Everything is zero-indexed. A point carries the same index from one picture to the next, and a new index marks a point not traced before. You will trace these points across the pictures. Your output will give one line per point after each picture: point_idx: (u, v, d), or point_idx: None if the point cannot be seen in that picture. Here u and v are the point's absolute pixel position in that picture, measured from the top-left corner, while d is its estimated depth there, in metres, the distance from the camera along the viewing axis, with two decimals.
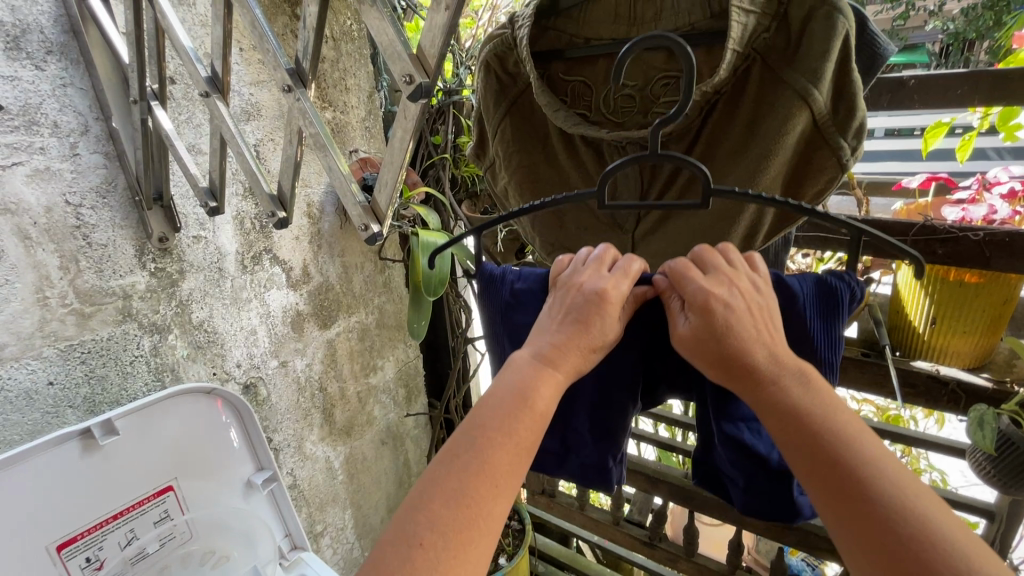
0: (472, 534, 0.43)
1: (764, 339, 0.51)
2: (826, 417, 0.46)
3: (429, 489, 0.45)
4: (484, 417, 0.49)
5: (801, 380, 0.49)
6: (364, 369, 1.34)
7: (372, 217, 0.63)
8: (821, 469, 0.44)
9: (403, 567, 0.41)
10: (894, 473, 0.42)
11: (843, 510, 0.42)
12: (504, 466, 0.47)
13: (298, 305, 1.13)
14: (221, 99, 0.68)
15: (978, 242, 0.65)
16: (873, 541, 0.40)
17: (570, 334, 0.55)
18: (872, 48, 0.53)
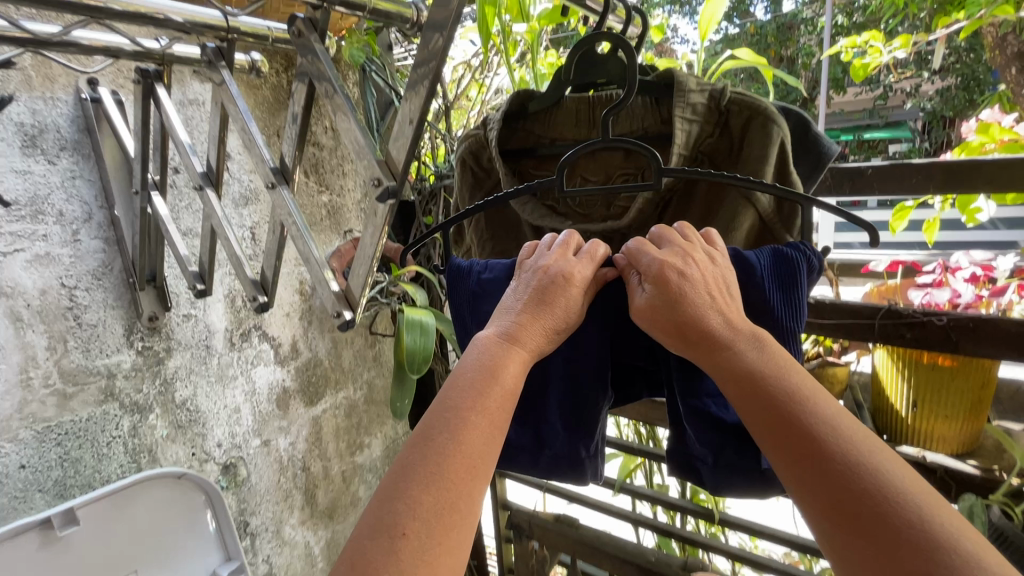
0: (453, 518, 0.42)
1: (723, 306, 0.51)
2: (784, 378, 0.46)
3: (403, 477, 0.43)
4: (455, 398, 0.47)
5: (758, 342, 0.48)
6: (350, 448, 1.31)
7: (345, 304, 0.64)
8: (777, 429, 0.44)
9: (387, 560, 0.39)
10: (849, 431, 0.42)
11: (799, 469, 0.42)
12: (479, 446, 0.45)
13: (284, 382, 1.13)
14: (213, 191, 0.73)
15: (944, 327, 0.65)
16: (826, 496, 0.40)
17: (534, 311, 0.54)
18: (818, 149, 0.57)
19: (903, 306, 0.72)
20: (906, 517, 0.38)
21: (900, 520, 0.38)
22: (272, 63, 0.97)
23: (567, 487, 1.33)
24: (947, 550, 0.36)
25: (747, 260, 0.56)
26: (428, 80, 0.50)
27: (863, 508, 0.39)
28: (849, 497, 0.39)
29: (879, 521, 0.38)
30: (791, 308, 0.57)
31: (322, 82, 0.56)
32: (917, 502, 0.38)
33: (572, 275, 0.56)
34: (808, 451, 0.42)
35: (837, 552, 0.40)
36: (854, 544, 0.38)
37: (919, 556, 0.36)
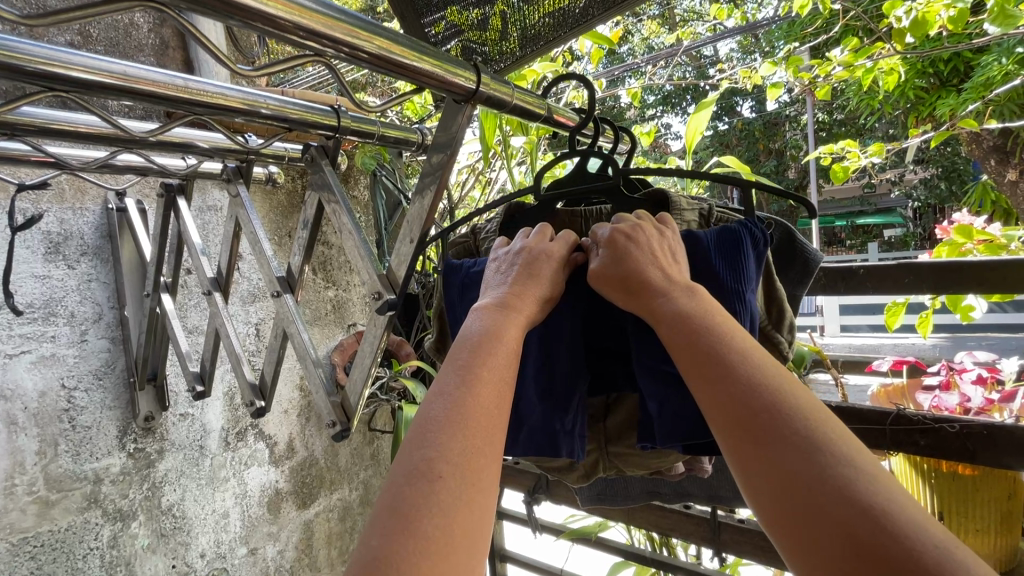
0: (483, 459, 0.32)
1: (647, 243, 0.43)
2: (697, 303, 0.37)
3: (423, 423, 0.33)
4: (464, 354, 0.37)
5: (683, 280, 0.40)
6: (342, 556, 1.23)
7: (340, 415, 0.63)
8: (675, 348, 0.36)
9: (426, 503, 0.29)
10: (762, 352, 0.34)
11: (700, 392, 0.33)
12: (498, 387, 0.36)
13: (277, 484, 1.09)
14: (221, 295, 0.76)
15: (957, 435, 0.57)
16: (720, 415, 0.32)
17: (527, 284, 0.44)
18: (804, 255, 0.61)
19: (912, 410, 0.62)
20: (810, 433, 0.29)
21: (802, 435, 0.29)
22: (289, 173, 1.04)
23: None
24: (848, 465, 0.28)
25: (695, 237, 0.48)
26: (432, 190, 0.53)
27: (763, 426, 0.30)
28: (743, 412, 0.31)
29: (786, 444, 0.29)
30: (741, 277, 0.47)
31: (330, 196, 0.60)
32: (825, 419, 0.30)
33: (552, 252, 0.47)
34: (711, 371, 0.33)
35: (742, 485, 0.31)
36: (752, 471, 0.30)
37: (816, 473, 0.28)
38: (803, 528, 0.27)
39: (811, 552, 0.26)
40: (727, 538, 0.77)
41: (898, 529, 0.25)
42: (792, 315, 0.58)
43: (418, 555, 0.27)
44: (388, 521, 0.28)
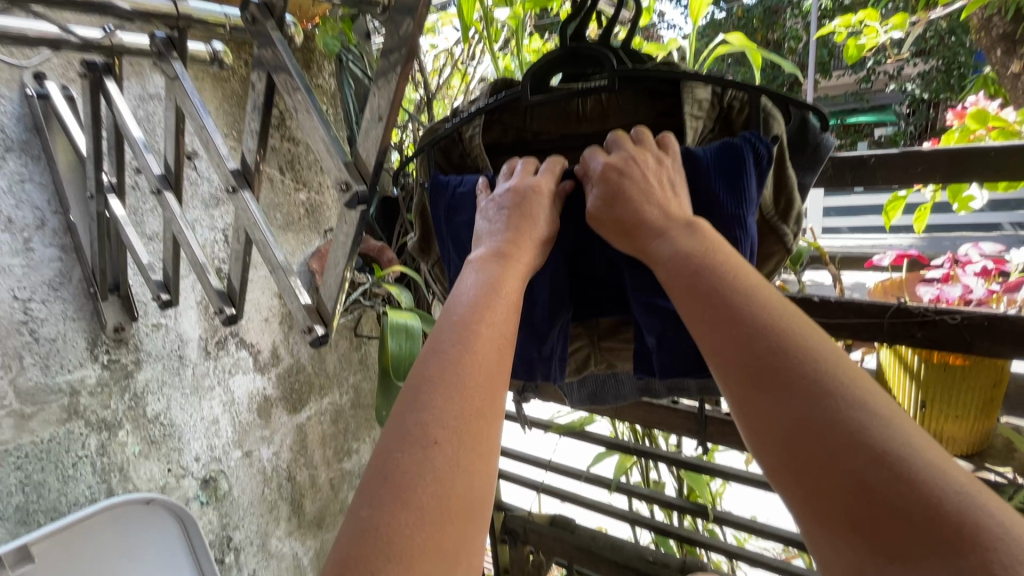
0: (483, 421, 0.37)
1: (648, 186, 0.47)
2: (700, 247, 0.42)
3: (418, 388, 0.38)
4: (460, 310, 0.43)
5: (684, 220, 0.45)
6: (338, 455, 1.27)
7: (317, 319, 0.59)
8: (689, 299, 0.41)
9: (420, 473, 0.33)
10: (774, 301, 0.39)
11: (713, 342, 0.39)
12: (495, 346, 0.41)
13: (265, 390, 1.08)
14: (173, 195, 0.68)
15: (957, 327, 0.55)
16: (731, 361, 0.37)
17: (516, 232, 0.50)
18: (813, 140, 0.55)
19: (912, 304, 0.60)
20: (816, 377, 0.34)
21: (810, 379, 0.34)
22: (236, 54, 0.90)
23: (561, 489, 1.29)
24: (853, 405, 0.33)
25: (692, 156, 0.49)
26: (400, 68, 0.44)
27: (772, 372, 0.35)
28: (752, 359, 0.36)
29: (798, 389, 0.34)
30: (739, 197, 0.48)
31: (284, 74, 0.51)
32: (834, 365, 0.35)
33: (541, 187, 0.52)
34: (723, 323, 0.38)
35: (758, 427, 0.36)
36: (759, 411, 0.35)
37: (827, 417, 0.33)
38: (803, 455, 0.33)
39: (822, 483, 0.32)
40: (712, 431, 0.79)
41: (896, 455, 0.30)
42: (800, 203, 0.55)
43: (413, 521, 0.32)
44: (381, 487, 0.33)
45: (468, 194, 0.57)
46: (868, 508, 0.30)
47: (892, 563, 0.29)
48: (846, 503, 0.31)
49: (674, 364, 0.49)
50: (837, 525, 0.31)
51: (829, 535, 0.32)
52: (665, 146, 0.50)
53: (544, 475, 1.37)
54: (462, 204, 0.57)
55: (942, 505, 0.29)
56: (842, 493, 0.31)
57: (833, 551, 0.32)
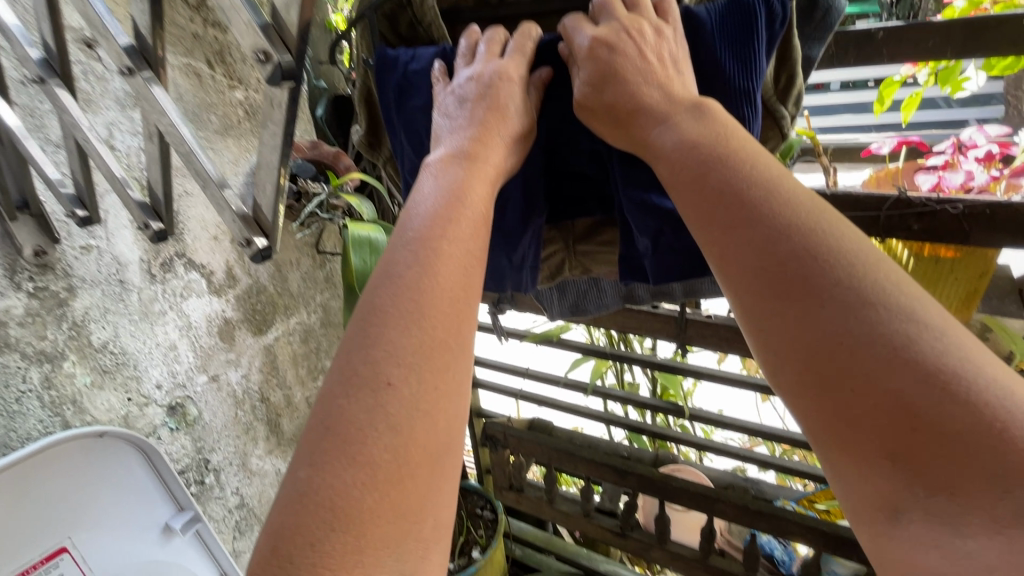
0: (447, 354, 0.34)
1: (647, 67, 0.42)
2: (711, 133, 0.38)
3: (373, 316, 0.34)
4: (415, 225, 0.38)
5: (689, 102, 0.41)
6: (311, 373, 1.25)
7: (256, 230, 0.54)
8: (705, 203, 0.37)
9: (368, 424, 0.30)
10: (802, 199, 0.35)
11: (731, 251, 0.35)
12: (461, 266, 0.36)
13: (224, 313, 1.01)
14: (62, 86, 0.56)
15: (956, 217, 0.52)
16: (752, 272, 0.34)
17: (481, 128, 0.43)
18: (825, 4, 0.48)
19: (911, 193, 0.57)
20: (853, 286, 0.31)
21: (847, 287, 0.31)
22: None
23: (538, 394, 1.32)
24: (899, 316, 0.30)
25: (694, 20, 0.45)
26: None
27: (801, 282, 0.32)
28: (777, 268, 0.33)
29: (830, 300, 0.31)
30: (749, 67, 0.42)
31: None
32: (872, 270, 0.31)
33: (510, 73, 0.44)
34: (744, 228, 0.34)
35: (782, 345, 0.33)
36: (784, 327, 0.32)
37: (865, 331, 0.30)
38: (835, 376, 0.30)
39: (855, 403, 0.29)
40: (692, 334, 0.78)
41: (949, 373, 0.28)
42: (801, 82, 0.48)
43: (355, 479, 0.29)
44: (326, 439, 0.30)
45: (422, 73, 0.49)
46: (913, 435, 0.28)
47: (936, 495, 0.27)
48: (883, 427, 0.29)
49: (666, 270, 0.46)
50: (872, 453, 0.29)
51: (862, 463, 0.29)
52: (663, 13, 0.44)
53: (522, 383, 1.39)
54: (416, 87, 0.49)
55: (1002, 428, 0.26)
56: (881, 418, 0.29)
57: (865, 481, 0.29)
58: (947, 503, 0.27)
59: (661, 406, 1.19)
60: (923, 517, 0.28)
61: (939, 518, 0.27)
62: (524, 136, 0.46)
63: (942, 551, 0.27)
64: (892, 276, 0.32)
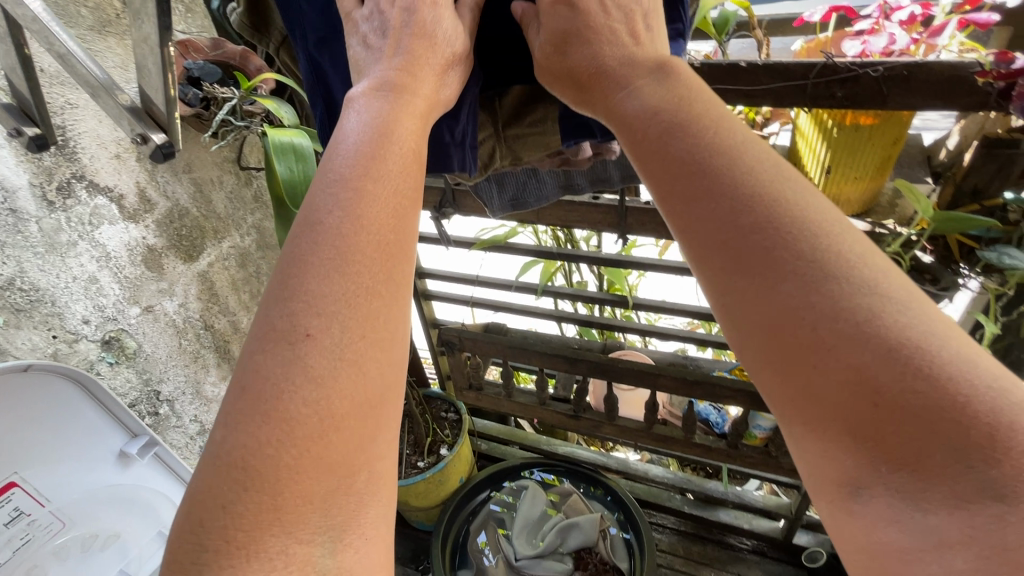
0: (377, 302, 0.30)
1: (611, 28, 0.40)
2: (671, 93, 0.34)
3: (294, 266, 0.30)
4: (341, 164, 0.33)
5: (652, 65, 0.37)
6: (255, 298, 1.20)
7: (152, 126, 0.49)
8: (659, 171, 0.32)
9: (286, 375, 0.27)
10: (766, 164, 0.30)
11: (687, 216, 0.30)
12: (387, 207, 0.32)
13: (146, 240, 0.94)
14: None
15: (876, 80, 0.53)
16: (703, 243, 0.30)
17: (408, 57, 0.39)
18: None
19: (838, 59, 0.57)
20: (817, 258, 0.27)
21: (807, 256, 0.27)
22: None
23: (491, 300, 1.35)
24: (863, 290, 0.26)
25: None
26: None
27: (761, 255, 0.28)
28: (735, 241, 0.28)
29: (786, 268, 0.27)
30: None
31: None
32: (838, 239, 0.27)
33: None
34: (704, 200, 0.30)
35: (737, 324, 0.28)
36: (744, 304, 0.28)
37: (826, 305, 0.26)
38: (796, 358, 0.26)
39: (818, 387, 0.25)
40: (633, 222, 0.79)
41: (912, 347, 0.24)
42: None
43: (277, 436, 0.26)
44: (241, 399, 0.27)
45: None
46: (875, 412, 0.24)
47: (898, 469, 0.23)
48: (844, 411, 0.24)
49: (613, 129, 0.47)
50: (830, 429, 0.25)
51: (832, 458, 0.25)
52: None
53: (474, 291, 1.41)
54: None
55: (974, 405, 0.23)
56: (845, 402, 0.24)
57: (820, 454, 0.25)
58: (910, 479, 0.23)
59: (608, 299, 1.24)
60: (892, 493, 0.23)
61: (901, 492, 0.23)
62: (463, 57, 0.43)
63: (902, 526, 0.23)
64: (855, 248, 0.27)
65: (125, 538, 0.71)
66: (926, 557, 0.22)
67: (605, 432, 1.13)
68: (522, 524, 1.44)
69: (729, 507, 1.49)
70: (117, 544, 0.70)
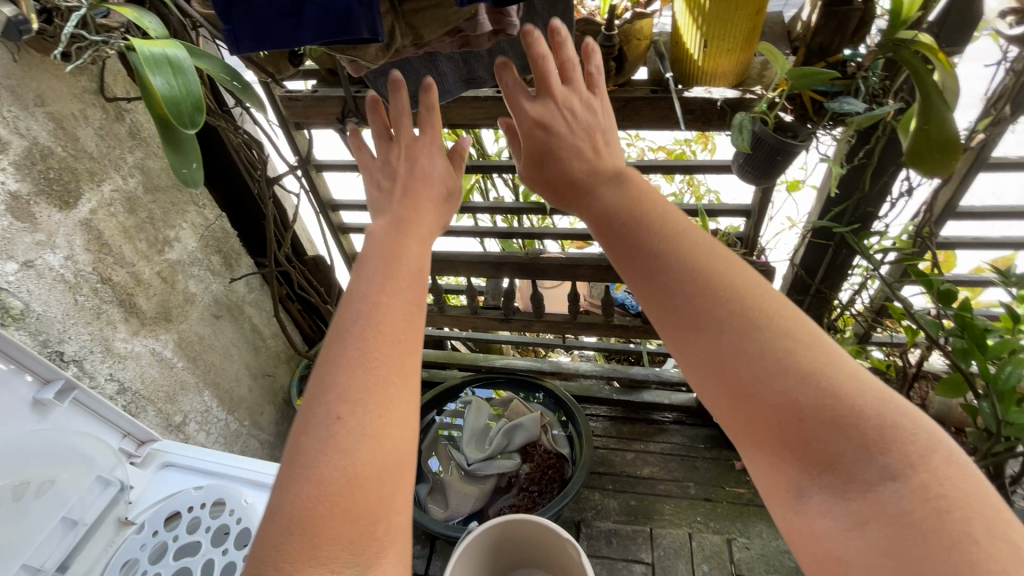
0: (392, 388, 0.36)
1: (576, 145, 0.50)
2: (628, 202, 0.45)
3: (326, 363, 0.36)
4: (364, 281, 0.40)
5: (610, 174, 0.48)
6: (154, 246, 1.11)
7: None
8: (620, 256, 0.42)
9: (324, 454, 0.32)
10: (704, 246, 0.40)
11: (656, 306, 0.39)
12: (402, 315, 0.39)
13: (7, 186, 0.83)
14: None
15: None
16: (657, 303, 0.39)
17: (410, 191, 0.50)
18: None
19: None
20: (746, 313, 0.36)
21: (736, 313, 0.36)
22: None
23: None
24: (782, 335, 0.35)
25: None
26: None
27: (700, 316, 0.37)
28: (677, 297, 0.38)
29: (726, 325, 0.36)
30: None
31: None
32: (758, 299, 0.36)
33: (432, 121, 0.54)
34: (659, 282, 0.39)
35: (693, 376, 0.37)
36: (698, 355, 0.36)
37: (752, 347, 0.34)
38: (735, 377, 0.34)
39: (758, 411, 0.33)
40: None
41: (820, 371, 0.33)
42: None
43: (316, 495, 0.31)
44: (288, 469, 0.33)
45: None
46: (797, 424, 0.32)
47: (820, 471, 0.32)
48: (781, 422, 0.33)
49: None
50: (775, 446, 0.33)
51: (772, 466, 0.33)
52: (569, 75, 0.52)
53: None
54: None
55: (863, 415, 0.32)
56: (773, 411, 0.33)
57: (772, 468, 0.33)
58: (829, 477, 0.31)
59: (524, 209, 1.29)
60: (825, 493, 0.31)
61: (830, 500, 0.31)
62: (445, 197, 0.53)
63: (834, 516, 0.31)
64: (777, 304, 0.37)
65: (62, 485, 0.67)
66: (847, 536, 0.30)
67: (536, 329, 1.22)
68: (469, 434, 1.53)
69: (652, 389, 1.69)
70: (54, 492, 0.66)
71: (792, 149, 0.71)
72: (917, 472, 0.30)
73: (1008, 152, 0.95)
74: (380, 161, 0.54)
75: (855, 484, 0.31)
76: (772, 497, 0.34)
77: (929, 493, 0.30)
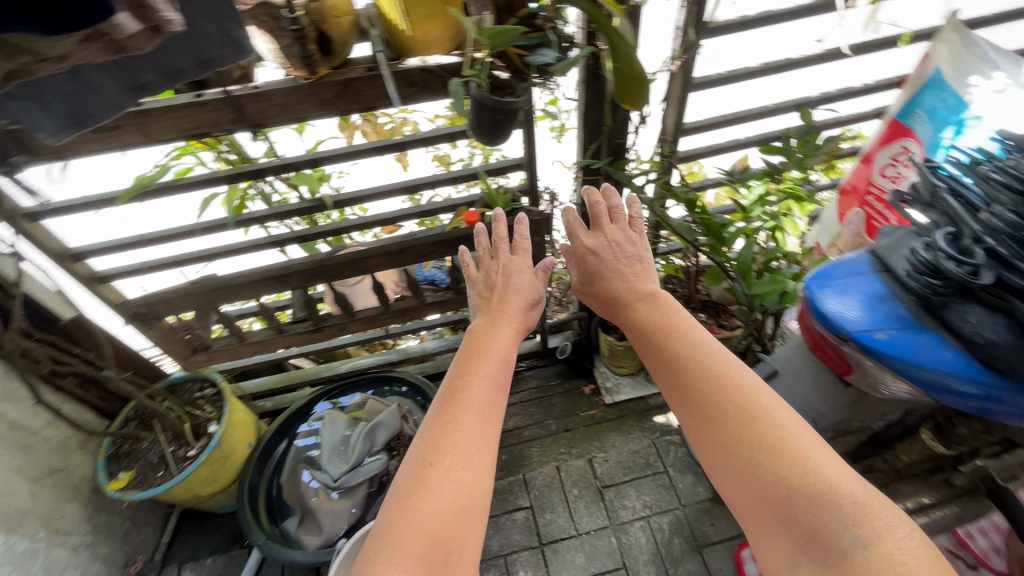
0: (475, 452, 0.54)
1: (619, 272, 0.80)
2: (660, 318, 0.70)
3: (431, 420, 0.56)
4: (460, 375, 0.61)
5: (645, 295, 0.75)
6: None
7: None
8: (663, 361, 0.65)
9: (422, 487, 0.50)
10: (726, 356, 0.61)
11: (681, 383, 0.61)
12: (486, 398, 0.58)
13: None
14: None
15: None
16: (679, 393, 0.61)
17: (487, 305, 0.76)
18: None
19: None
20: (750, 400, 0.56)
21: (744, 401, 0.56)
22: None
23: (187, 254, 1.19)
24: (776, 424, 0.53)
25: None
26: None
27: (717, 393, 0.57)
28: (704, 391, 0.58)
29: (734, 412, 0.55)
30: None
31: None
32: (770, 403, 0.55)
33: (524, 246, 0.85)
34: (676, 366, 0.62)
35: (708, 458, 0.57)
36: (706, 431, 0.57)
37: (756, 427, 0.53)
38: (740, 445, 0.54)
39: (755, 472, 0.52)
40: (253, 110, 0.76)
41: (804, 449, 0.51)
42: None
43: (407, 511, 0.49)
44: (391, 498, 0.51)
45: None
46: (787, 495, 0.49)
47: (807, 537, 0.48)
48: (768, 488, 0.51)
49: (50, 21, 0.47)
50: (766, 516, 0.50)
51: (770, 538, 0.50)
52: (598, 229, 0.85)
53: (161, 248, 1.21)
54: None
55: (837, 492, 0.48)
56: (768, 486, 0.51)
57: (765, 537, 0.51)
58: (814, 542, 0.47)
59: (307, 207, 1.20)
60: (808, 560, 0.48)
61: (809, 553, 0.47)
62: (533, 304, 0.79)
63: (807, 557, 0.48)
64: (793, 417, 0.55)
65: None
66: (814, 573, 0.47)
67: None
68: (330, 448, 1.43)
69: None
70: None
71: (511, 107, 0.73)
72: (880, 541, 0.45)
73: (710, 71, 1.10)
74: (484, 275, 0.82)
75: (835, 553, 0.46)
76: (772, 564, 0.50)
77: (888, 562, 0.44)
